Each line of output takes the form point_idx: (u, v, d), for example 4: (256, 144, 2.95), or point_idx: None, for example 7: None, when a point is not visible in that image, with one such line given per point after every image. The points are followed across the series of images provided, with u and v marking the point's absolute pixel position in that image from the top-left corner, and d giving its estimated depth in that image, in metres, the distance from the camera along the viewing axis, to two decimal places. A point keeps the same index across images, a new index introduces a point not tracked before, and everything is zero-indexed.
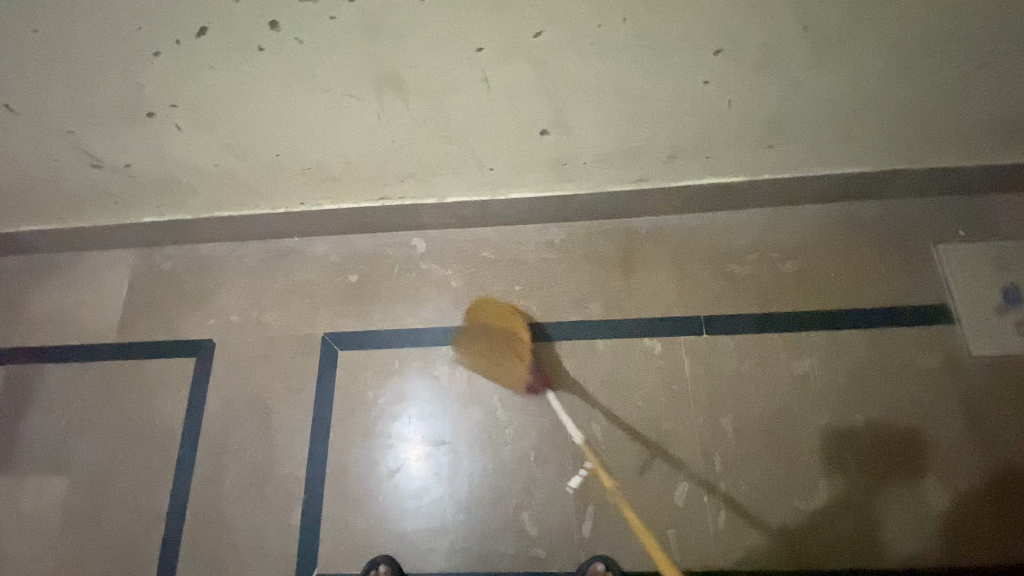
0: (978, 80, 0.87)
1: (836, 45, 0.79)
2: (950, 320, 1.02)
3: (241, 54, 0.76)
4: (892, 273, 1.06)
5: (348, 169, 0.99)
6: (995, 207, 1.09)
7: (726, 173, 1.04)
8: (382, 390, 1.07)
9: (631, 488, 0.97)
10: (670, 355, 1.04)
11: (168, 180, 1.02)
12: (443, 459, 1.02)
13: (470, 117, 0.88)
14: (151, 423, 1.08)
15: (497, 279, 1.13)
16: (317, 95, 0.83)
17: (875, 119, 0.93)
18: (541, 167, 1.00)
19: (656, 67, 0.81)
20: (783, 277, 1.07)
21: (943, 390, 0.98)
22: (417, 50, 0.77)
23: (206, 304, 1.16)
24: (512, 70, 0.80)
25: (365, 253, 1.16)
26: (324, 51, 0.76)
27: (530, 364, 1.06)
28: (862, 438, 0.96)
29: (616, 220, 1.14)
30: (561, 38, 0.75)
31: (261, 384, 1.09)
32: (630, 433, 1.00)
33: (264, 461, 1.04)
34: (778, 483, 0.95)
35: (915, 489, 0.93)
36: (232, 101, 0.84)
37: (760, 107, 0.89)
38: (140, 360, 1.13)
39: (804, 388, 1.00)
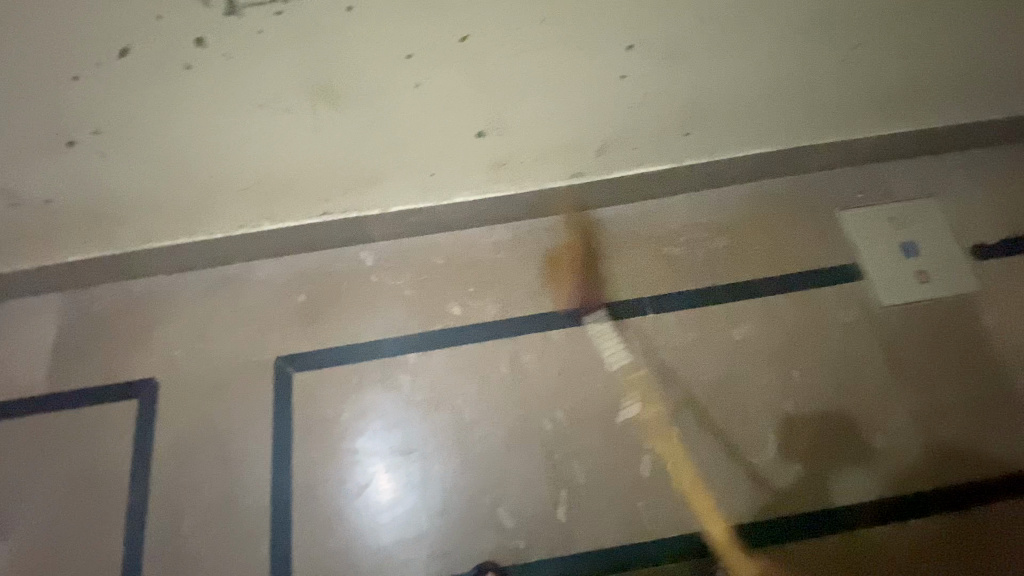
0: (856, 61, 0.99)
1: (732, 34, 0.88)
2: (861, 276, 1.13)
3: (165, 71, 0.76)
4: (809, 240, 1.17)
5: (287, 188, 0.99)
6: (884, 174, 1.23)
7: (653, 162, 1.11)
8: (343, 407, 1.05)
9: (599, 469, 1.00)
10: (620, 337, 1.09)
11: (93, 212, 0.97)
12: (412, 467, 1.01)
13: (406, 123, 0.90)
14: (91, 474, 1.01)
15: (451, 283, 1.14)
16: (248, 112, 0.83)
17: (776, 101, 1.03)
18: (482, 168, 1.04)
19: (578, 64, 0.87)
20: (717, 253, 1.16)
21: (863, 339, 1.08)
22: (347, 60, 0.79)
23: (145, 342, 1.10)
24: (443, 73, 0.83)
25: (311, 272, 1.15)
26: (252, 62, 0.77)
27: (491, 363, 1.08)
28: (802, 391, 1.05)
29: (557, 216, 1.19)
30: (486, 39, 0.80)
31: (214, 417, 1.05)
32: (592, 414, 1.04)
33: (225, 494, 1.00)
34: (732, 443, 1.01)
35: (849, 431, 1.02)
36: (157, 124, 0.83)
37: (676, 94, 0.96)
38: (73, 409, 1.05)
39: (743, 352, 1.08)
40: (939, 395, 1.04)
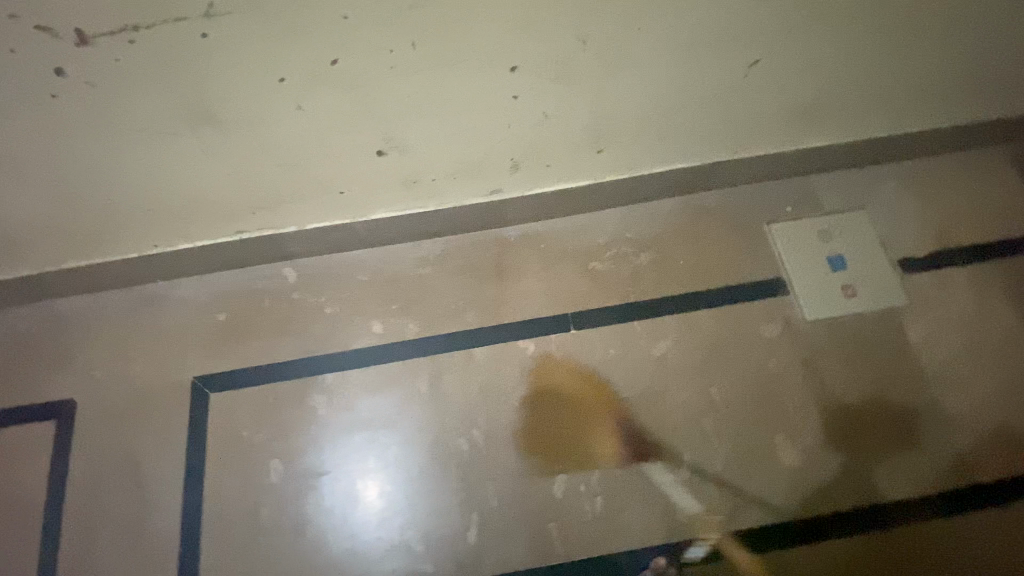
0: (752, 78, 1.08)
1: (603, 55, 0.98)
2: (781, 290, 1.20)
3: (39, 94, 0.89)
4: (731, 255, 1.24)
5: (201, 202, 1.10)
6: (783, 188, 1.32)
7: (575, 177, 1.20)
8: (258, 428, 1.10)
9: (512, 490, 1.04)
10: (535, 354, 1.14)
11: (10, 223, 1.07)
12: (327, 487, 1.05)
13: (287, 140, 1.02)
14: (13, 497, 1.06)
15: (376, 300, 1.20)
16: (149, 137, 0.97)
17: (661, 117, 1.12)
18: (388, 178, 1.12)
19: (460, 84, 0.98)
20: (639, 269, 1.22)
21: (772, 356, 1.14)
22: (220, 79, 0.91)
23: (83, 359, 1.16)
24: (316, 93, 0.95)
25: (243, 294, 1.21)
26: (152, 65, 0.88)
27: (409, 381, 1.12)
28: (708, 408, 1.10)
29: (479, 236, 1.26)
30: (354, 64, 0.92)
31: (144, 432, 1.10)
32: (505, 430, 1.08)
33: (139, 514, 1.04)
34: (637, 458, 1.06)
35: (759, 448, 1.07)
36: (56, 138, 0.96)
37: (575, 112, 1.07)
38: (13, 425, 1.11)
39: (652, 368, 1.13)
40: (840, 414, 1.10)
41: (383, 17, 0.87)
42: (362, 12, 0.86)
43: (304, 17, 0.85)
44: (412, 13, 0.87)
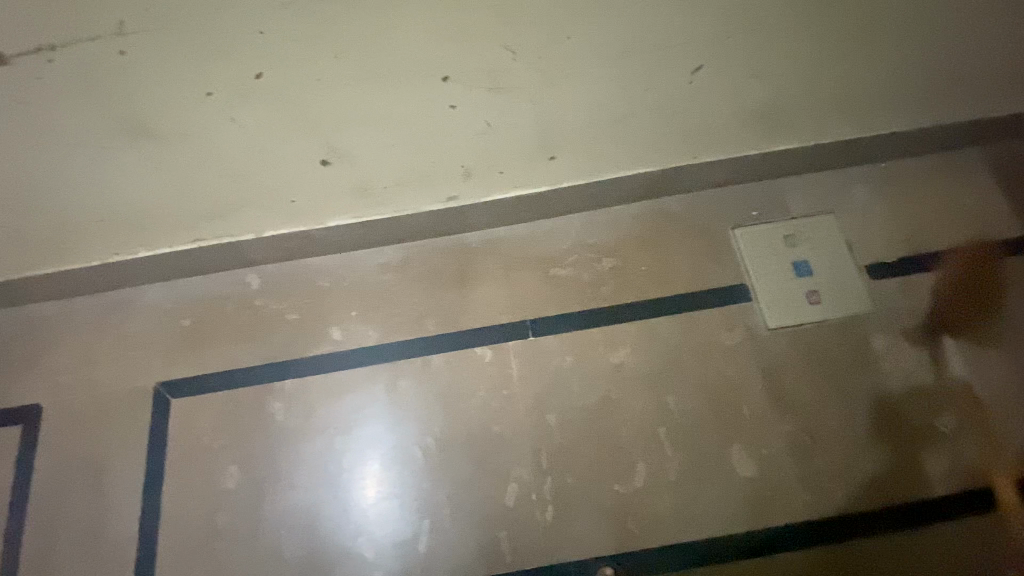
0: (956, 54, 0.97)
1: (816, 41, 0.85)
2: (967, 259, 1.12)
3: (185, 98, 0.72)
4: (911, 224, 1.15)
5: (344, 203, 1.01)
6: (971, 157, 1.21)
7: (749, 148, 1.05)
8: (423, 399, 1.06)
9: (699, 460, 0.99)
10: (713, 328, 1.08)
11: (160, 219, 0.98)
12: (501, 458, 1.01)
13: (438, 137, 0.87)
14: (190, 463, 1.05)
15: (536, 271, 1.16)
16: (288, 136, 0.81)
17: (853, 102, 1.01)
18: (557, 174, 1.04)
19: (645, 76, 0.82)
20: (812, 237, 1.15)
21: (959, 322, 1.07)
22: (380, 95, 0.77)
23: (246, 331, 1.13)
24: (481, 100, 0.80)
25: (404, 261, 1.17)
26: (312, 90, 0.74)
27: (580, 352, 1.09)
28: (896, 382, 1.03)
29: (642, 205, 1.19)
30: (534, 58, 0.75)
31: (314, 407, 1.07)
32: (690, 406, 1.03)
33: (321, 480, 1.02)
34: (828, 433, 1.00)
35: (947, 418, 1.01)
36: (203, 158, 0.84)
37: (776, 78, 0.90)
38: (183, 398, 1.09)
39: (838, 340, 1.07)
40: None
41: (595, 27, 0.73)
42: (588, 30, 0.73)
43: (476, 31, 0.70)
44: (625, 31, 0.74)
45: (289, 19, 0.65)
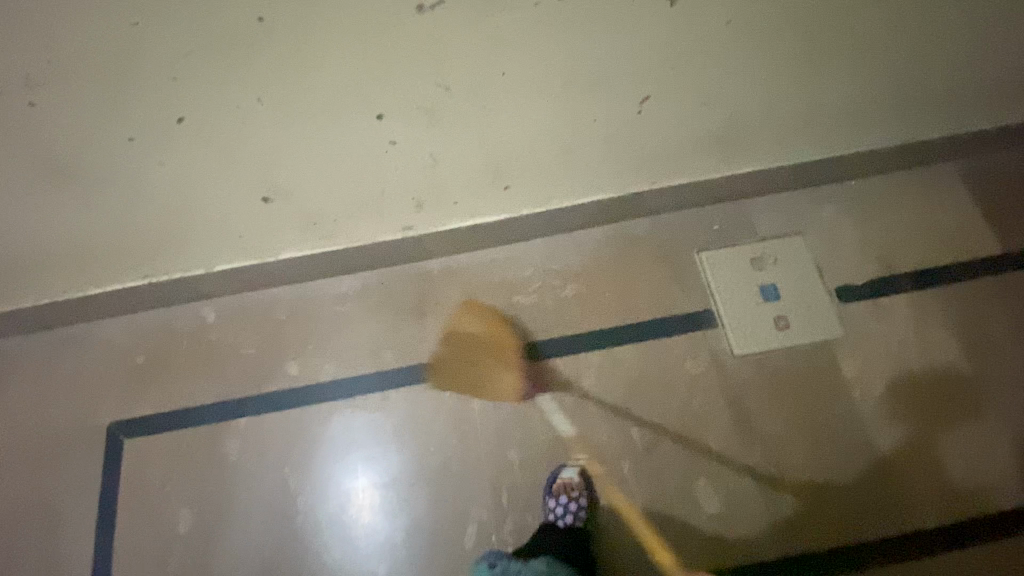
0: (924, 74, 0.93)
1: (772, 66, 0.82)
2: (939, 280, 1.09)
3: (106, 143, 0.69)
4: (881, 244, 1.12)
5: (295, 235, 0.98)
6: (945, 173, 1.17)
7: (708, 172, 1.04)
8: (382, 435, 1.04)
9: (662, 494, 0.97)
10: (678, 356, 1.06)
11: (106, 257, 0.95)
12: (459, 496, 0.99)
13: (383, 168, 0.84)
14: (143, 506, 1.01)
15: (499, 299, 1.13)
16: (224, 173, 0.79)
17: (815, 125, 0.98)
18: (514, 202, 1.01)
19: (593, 103, 0.79)
20: (780, 260, 1.12)
21: (927, 343, 1.04)
22: (315, 130, 0.73)
23: (203, 367, 1.10)
24: (422, 134, 0.77)
25: (363, 290, 1.15)
26: (241, 131, 0.71)
27: (543, 383, 1.06)
28: (868, 409, 1.01)
29: (605, 229, 1.17)
30: (472, 91, 0.71)
31: (269, 446, 1.04)
32: (654, 438, 1.00)
33: (277, 521, 0.99)
34: (796, 465, 0.97)
35: (914, 443, 0.98)
36: (138, 199, 0.81)
37: (731, 103, 0.86)
38: (138, 437, 1.06)
39: (807, 367, 1.04)
40: (1013, 417, 0.98)
41: (528, 63, 0.70)
42: (520, 64, 0.70)
43: (403, 72, 0.67)
44: (561, 64, 0.71)
45: (200, 69, 0.61)
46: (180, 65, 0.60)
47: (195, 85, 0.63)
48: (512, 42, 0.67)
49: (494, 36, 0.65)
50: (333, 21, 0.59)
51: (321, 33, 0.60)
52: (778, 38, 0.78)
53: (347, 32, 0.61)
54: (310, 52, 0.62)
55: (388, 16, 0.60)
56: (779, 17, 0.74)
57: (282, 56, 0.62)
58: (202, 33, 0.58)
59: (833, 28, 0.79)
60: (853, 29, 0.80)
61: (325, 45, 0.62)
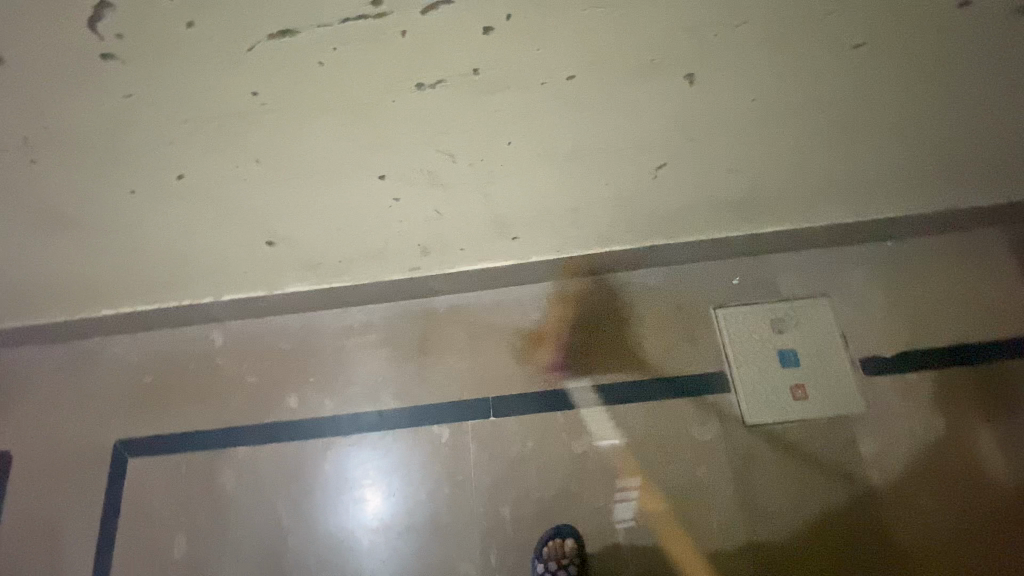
0: (975, 145, 0.85)
1: (805, 138, 0.75)
2: (974, 358, 1.01)
3: (108, 194, 0.71)
4: (913, 314, 1.05)
5: (299, 273, 0.97)
6: (989, 240, 1.09)
7: (730, 229, 0.98)
8: (376, 476, 1.03)
9: (656, 566, 0.93)
10: (684, 420, 1.01)
11: (113, 285, 0.96)
12: (446, 547, 0.97)
13: (385, 219, 0.82)
14: (138, 527, 1.03)
15: (502, 344, 1.11)
16: (227, 221, 0.78)
17: (852, 190, 0.91)
18: (524, 251, 0.98)
19: (605, 167, 0.75)
20: (801, 323, 1.06)
21: (953, 423, 0.98)
22: (315, 186, 0.72)
23: (207, 391, 1.12)
24: (425, 191, 0.75)
25: (367, 325, 1.15)
26: (238, 189, 0.71)
27: (542, 436, 1.03)
28: (885, 495, 0.94)
29: (615, 277, 1.14)
30: (475, 155, 0.68)
31: (264, 477, 1.04)
32: (653, 507, 0.96)
33: (265, 556, 0.99)
34: (802, 551, 0.92)
35: (932, 531, 0.91)
36: (142, 240, 0.82)
37: (758, 170, 0.80)
38: (140, 457, 1.07)
39: (821, 444, 0.98)
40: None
41: (535, 134, 0.67)
42: (524, 135, 0.67)
43: (400, 140, 0.65)
44: (568, 135, 0.68)
45: (197, 135, 0.62)
46: (175, 131, 0.62)
47: (190, 148, 0.64)
48: (519, 115, 0.64)
49: (497, 109, 0.63)
50: (325, 93, 0.59)
51: (314, 105, 0.60)
52: (813, 112, 0.71)
53: (341, 106, 0.60)
54: (304, 121, 0.62)
55: (385, 91, 0.59)
56: (815, 92, 0.68)
57: (275, 126, 0.62)
58: (196, 104, 0.59)
59: (876, 102, 0.72)
60: (900, 101, 0.72)
61: (319, 114, 0.61)
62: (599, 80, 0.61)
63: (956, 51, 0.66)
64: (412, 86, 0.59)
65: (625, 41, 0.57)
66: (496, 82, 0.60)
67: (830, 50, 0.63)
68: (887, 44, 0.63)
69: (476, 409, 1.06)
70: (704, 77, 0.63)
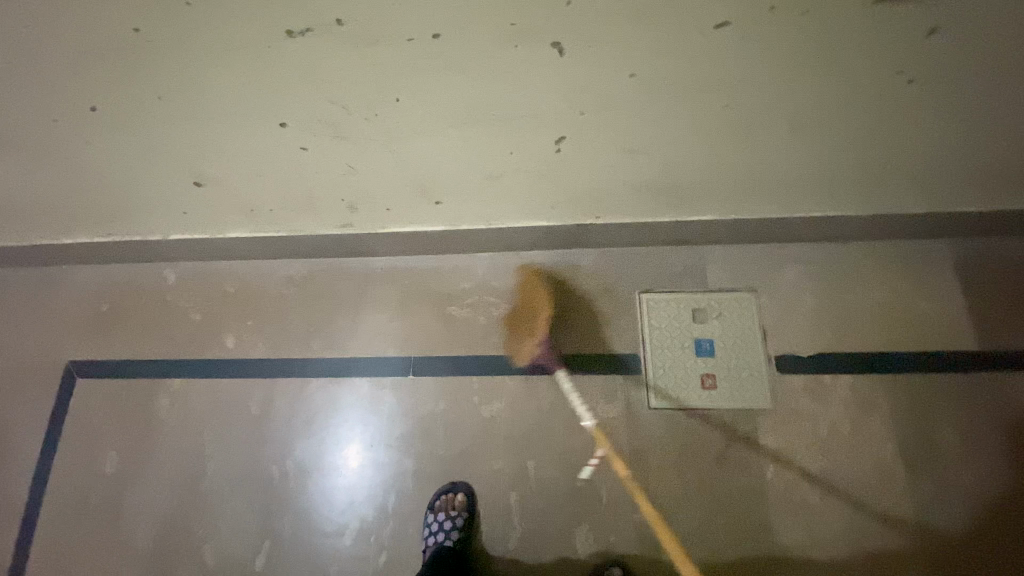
0: (896, 147, 0.83)
1: (703, 121, 0.75)
2: (891, 367, 1.00)
3: (35, 120, 0.77)
4: (839, 317, 1.04)
5: (234, 218, 1.02)
6: (932, 250, 1.06)
7: (653, 214, 0.99)
8: (294, 417, 1.08)
9: (541, 531, 0.96)
10: (592, 397, 1.03)
11: (63, 214, 1.03)
12: (348, 490, 1.03)
13: (302, 170, 0.86)
14: (77, 440, 1.11)
15: (432, 308, 1.14)
16: (150, 157, 0.84)
17: (770, 183, 0.90)
18: (450, 216, 1.00)
19: (504, 135, 0.77)
20: (724, 315, 1.06)
21: (855, 423, 0.98)
22: (222, 127, 0.77)
23: (154, 324, 1.18)
24: (329, 142, 0.79)
25: (309, 276, 1.19)
26: (151, 124, 0.76)
27: (454, 398, 1.06)
28: (777, 491, 0.95)
29: (551, 254, 1.15)
30: (366, 108, 0.72)
31: (193, 407, 1.11)
32: (548, 475, 0.99)
33: (184, 479, 1.06)
34: (684, 533, 0.94)
35: (815, 523, 0.93)
36: (78, 168, 0.88)
37: (662, 153, 0.81)
38: (87, 378, 1.15)
39: (722, 435, 0.99)
40: (934, 532, 0.91)
41: (422, 94, 0.70)
42: (411, 93, 0.70)
43: (292, 87, 0.69)
44: (453, 97, 0.70)
45: (96, 67, 0.67)
46: (78, 64, 0.67)
47: (96, 79, 0.69)
48: (402, 73, 0.67)
49: (375, 63, 0.66)
50: (206, 35, 0.63)
51: (197, 47, 0.64)
52: (704, 96, 0.71)
53: (222, 48, 0.64)
54: (195, 62, 0.66)
55: (260, 37, 0.63)
56: (701, 73, 0.68)
57: (168, 64, 0.67)
58: (89, 39, 0.64)
59: (771, 93, 0.71)
60: (799, 94, 0.72)
61: (203, 54, 0.65)
62: (470, 45, 0.63)
63: (848, 44, 0.65)
64: (283, 33, 0.62)
65: (488, 7, 0.59)
66: (363, 34, 0.62)
67: (706, 32, 0.63)
68: (768, 29, 0.63)
69: (397, 367, 1.10)
70: (574, 47, 0.63)
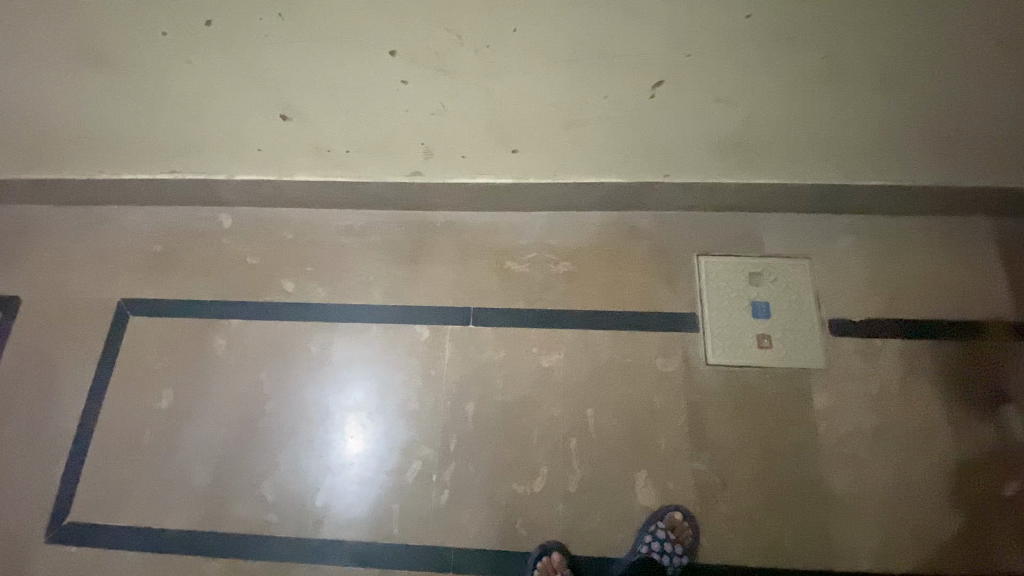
0: (965, 114, 0.88)
1: (795, 70, 0.80)
2: (938, 333, 1.04)
3: (145, 34, 0.80)
4: (888, 286, 1.08)
5: (308, 159, 1.03)
6: (977, 227, 1.11)
7: (720, 175, 1.02)
8: (351, 359, 1.10)
9: (601, 476, 0.99)
10: (650, 353, 1.06)
11: (137, 144, 1.04)
12: (403, 432, 1.04)
13: (394, 104, 0.88)
14: (132, 375, 1.11)
15: (491, 261, 1.15)
16: (248, 81, 0.86)
17: (837, 146, 0.95)
18: (523, 168, 1.02)
19: (604, 74, 0.81)
20: (779, 280, 1.09)
21: (902, 381, 1.02)
22: (330, 53, 0.80)
23: (209, 266, 1.18)
24: (432, 73, 0.82)
25: (367, 227, 1.20)
26: (261, 44, 0.80)
27: (514, 349, 1.08)
28: (828, 445, 0.99)
29: (609, 215, 1.17)
30: (479, 36, 0.76)
31: (251, 347, 1.11)
32: (607, 424, 1.02)
33: (241, 416, 1.07)
34: (739, 484, 0.97)
35: (864, 473, 0.97)
36: (172, 92, 0.90)
37: (746, 105, 0.86)
38: (141, 315, 1.15)
39: (776, 391, 1.02)
40: (978, 489, 0.95)
41: (538, 25, 0.74)
42: (527, 24, 0.74)
43: (414, 14, 0.73)
44: (567, 29, 0.74)
45: None
46: None
47: None
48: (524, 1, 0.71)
49: None
50: None
51: None
52: (800, 44, 0.76)
53: None
54: None
55: None
56: (803, 18, 0.73)
57: None
58: None
59: (862, 45, 0.76)
60: (888, 47, 0.76)
61: None
62: None
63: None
64: None
65: None
66: None
67: None
68: None
69: (456, 317, 1.12)
70: None
